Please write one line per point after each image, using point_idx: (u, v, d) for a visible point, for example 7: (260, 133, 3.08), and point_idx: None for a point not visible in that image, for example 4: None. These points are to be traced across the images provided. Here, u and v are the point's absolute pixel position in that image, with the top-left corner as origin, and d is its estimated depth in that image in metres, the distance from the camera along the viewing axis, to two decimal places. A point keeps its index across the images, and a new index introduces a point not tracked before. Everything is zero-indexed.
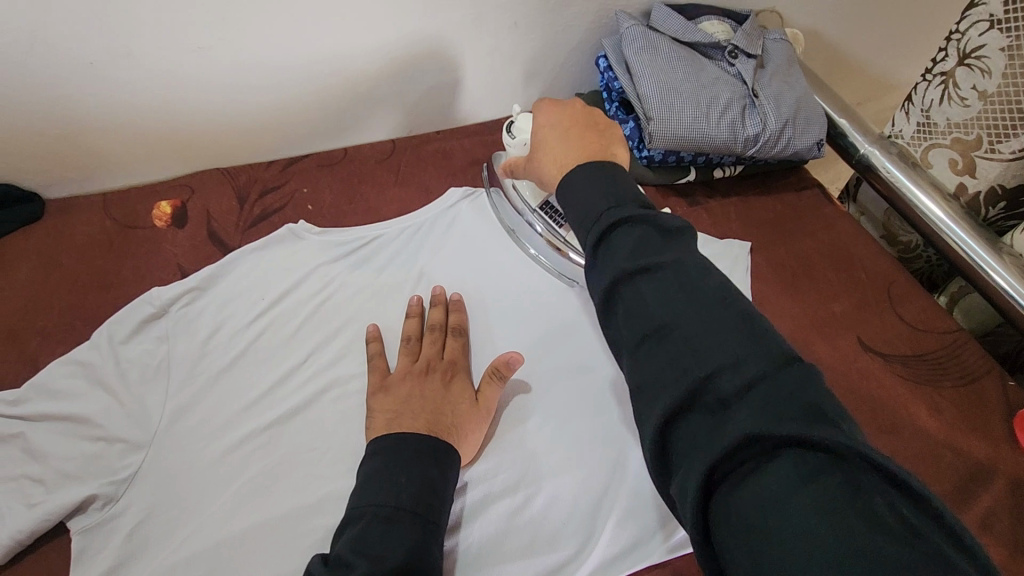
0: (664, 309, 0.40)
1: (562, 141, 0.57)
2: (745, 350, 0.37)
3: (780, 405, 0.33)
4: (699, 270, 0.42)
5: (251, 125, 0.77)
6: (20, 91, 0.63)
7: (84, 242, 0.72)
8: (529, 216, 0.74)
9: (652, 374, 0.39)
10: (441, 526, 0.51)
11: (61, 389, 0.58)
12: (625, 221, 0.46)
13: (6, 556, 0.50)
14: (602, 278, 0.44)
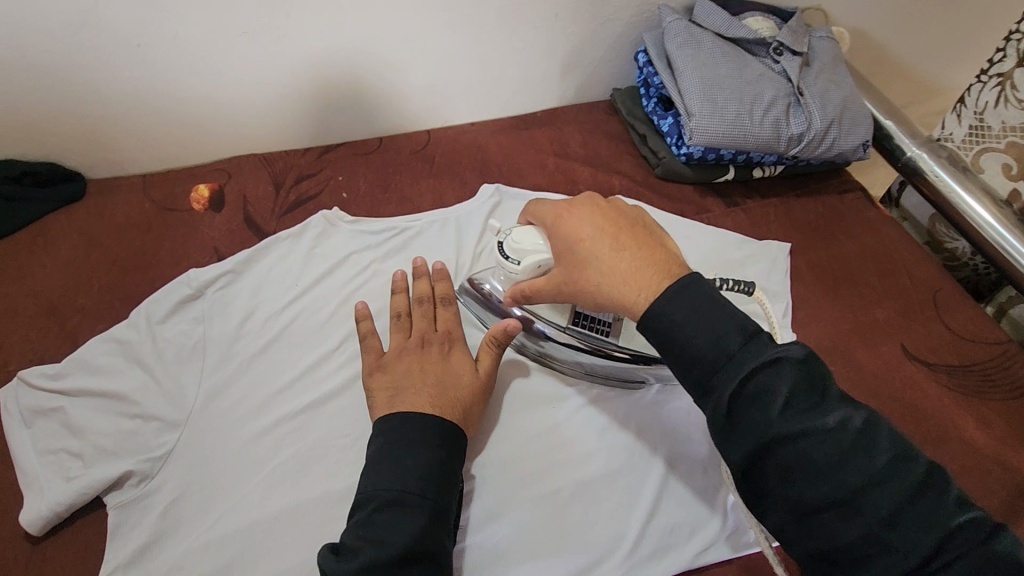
0: (846, 479, 0.38)
1: (613, 255, 0.50)
2: (932, 511, 0.38)
3: (987, 574, 0.36)
4: (861, 422, 0.40)
5: (290, 112, 0.78)
6: (72, 71, 0.65)
7: (124, 223, 0.72)
8: (562, 337, 0.62)
9: (838, 546, 0.38)
10: (450, 509, 0.50)
11: (101, 365, 0.59)
12: (768, 367, 0.41)
13: (43, 528, 0.50)
14: (748, 437, 0.40)
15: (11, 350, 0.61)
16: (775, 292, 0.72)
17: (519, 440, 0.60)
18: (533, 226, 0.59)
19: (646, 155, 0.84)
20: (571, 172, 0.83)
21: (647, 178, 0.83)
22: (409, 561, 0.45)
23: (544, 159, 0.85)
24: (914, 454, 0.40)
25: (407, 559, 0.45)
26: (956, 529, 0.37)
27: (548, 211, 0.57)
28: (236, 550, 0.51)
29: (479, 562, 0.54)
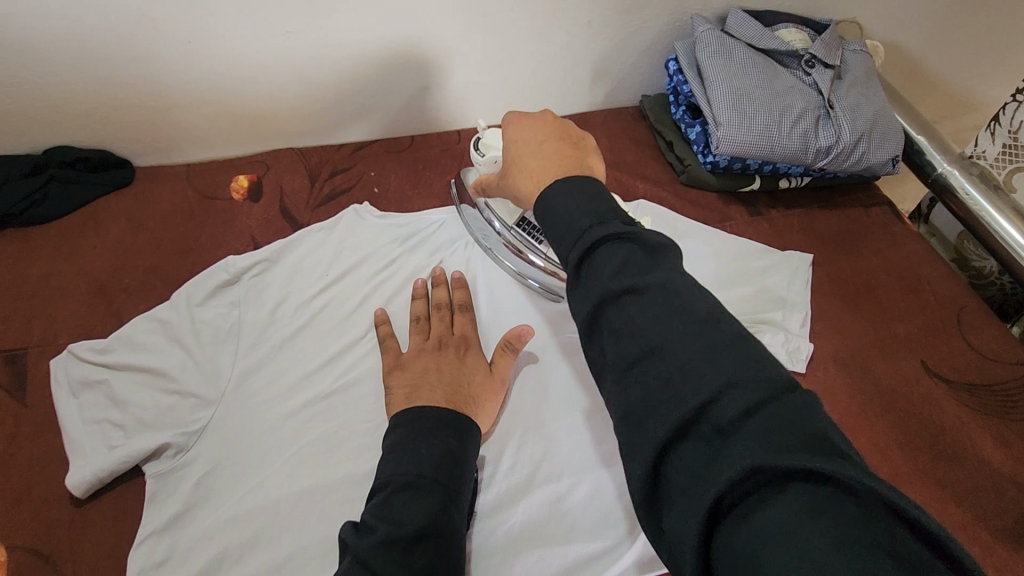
0: (658, 333, 0.37)
1: (533, 154, 0.53)
2: (730, 370, 0.35)
3: (782, 430, 0.32)
4: (683, 288, 0.39)
5: (327, 108, 0.81)
6: (126, 64, 0.69)
7: (168, 209, 0.76)
8: (505, 233, 0.71)
9: (642, 399, 0.36)
10: (461, 495, 0.51)
11: (143, 342, 0.62)
12: (611, 239, 0.41)
13: (87, 492, 0.53)
14: (588, 295, 0.40)
15: (61, 324, 0.65)
16: (795, 302, 0.72)
17: (533, 435, 0.62)
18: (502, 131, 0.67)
19: (672, 162, 0.85)
20: None
21: (671, 184, 0.84)
22: (421, 539, 0.46)
23: None
24: (728, 323, 0.38)
25: (420, 537, 0.46)
26: (760, 389, 0.34)
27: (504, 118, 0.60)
28: (262, 523, 0.54)
29: (490, 549, 0.55)
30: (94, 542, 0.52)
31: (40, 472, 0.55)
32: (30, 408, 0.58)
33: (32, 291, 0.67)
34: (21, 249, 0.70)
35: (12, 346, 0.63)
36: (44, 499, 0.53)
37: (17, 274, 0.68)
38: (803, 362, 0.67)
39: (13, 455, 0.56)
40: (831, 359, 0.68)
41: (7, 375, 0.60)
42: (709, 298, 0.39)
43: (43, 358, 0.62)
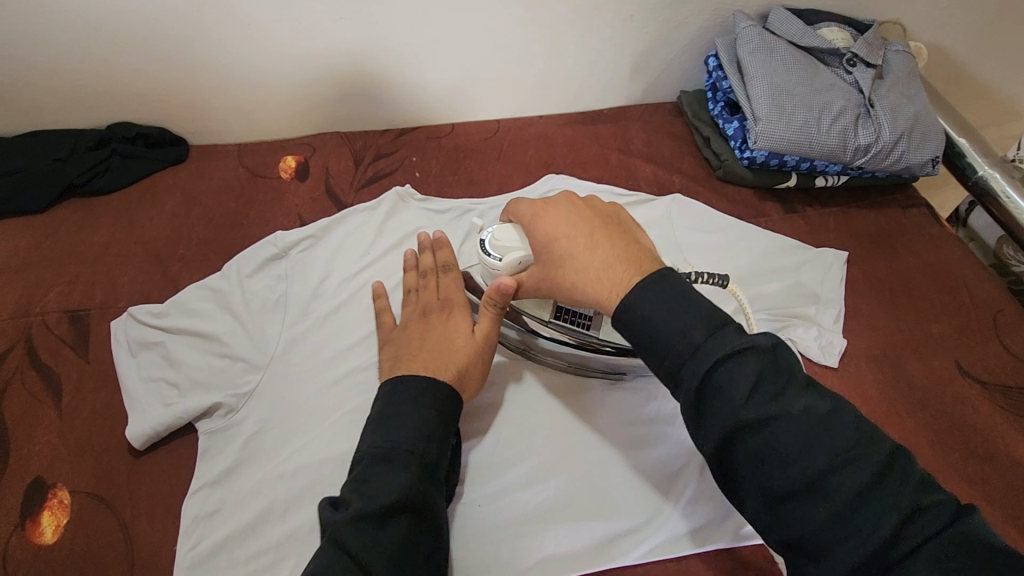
0: (812, 463, 0.40)
1: (587, 252, 0.53)
2: (902, 499, 0.39)
3: (958, 557, 0.37)
4: (824, 409, 0.42)
5: (372, 94, 0.83)
6: (187, 46, 0.73)
7: (221, 185, 0.80)
8: (545, 330, 0.64)
9: (808, 532, 0.40)
10: (439, 465, 0.52)
11: (196, 308, 0.66)
12: (733, 355, 0.43)
13: (146, 443, 0.57)
14: (719, 425, 0.42)
15: (120, 289, 0.69)
16: (828, 298, 0.72)
17: (565, 413, 0.64)
18: (517, 225, 0.61)
19: (708, 157, 0.86)
20: (633, 168, 0.86)
21: (707, 179, 0.85)
22: (399, 510, 0.47)
23: (607, 153, 0.88)
24: (876, 442, 0.41)
25: (399, 506, 0.47)
26: (932, 521, 0.38)
27: (527, 208, 0.60)
28: (305, 482, 0.56)
29: (522, 519, 0.57)
30: (150, 490, 0.55)
31: (101, 423, 0.58)
32: (92, 364, 0.62)
33: (94, 257, 0.71)
34: (84, 217, 0.74)
35: (76, 306, 0.66)
36: (105, 448, 0.57)
37: (81, 241, 0.72)
38: (836, 357, 0.68)
39: (76, 406, 0.59)
40: (863, 356, 0.69)
41: (71, 333, 0.64)
42: (848, 413, 0.43)
43: (104, 319, 0.66)
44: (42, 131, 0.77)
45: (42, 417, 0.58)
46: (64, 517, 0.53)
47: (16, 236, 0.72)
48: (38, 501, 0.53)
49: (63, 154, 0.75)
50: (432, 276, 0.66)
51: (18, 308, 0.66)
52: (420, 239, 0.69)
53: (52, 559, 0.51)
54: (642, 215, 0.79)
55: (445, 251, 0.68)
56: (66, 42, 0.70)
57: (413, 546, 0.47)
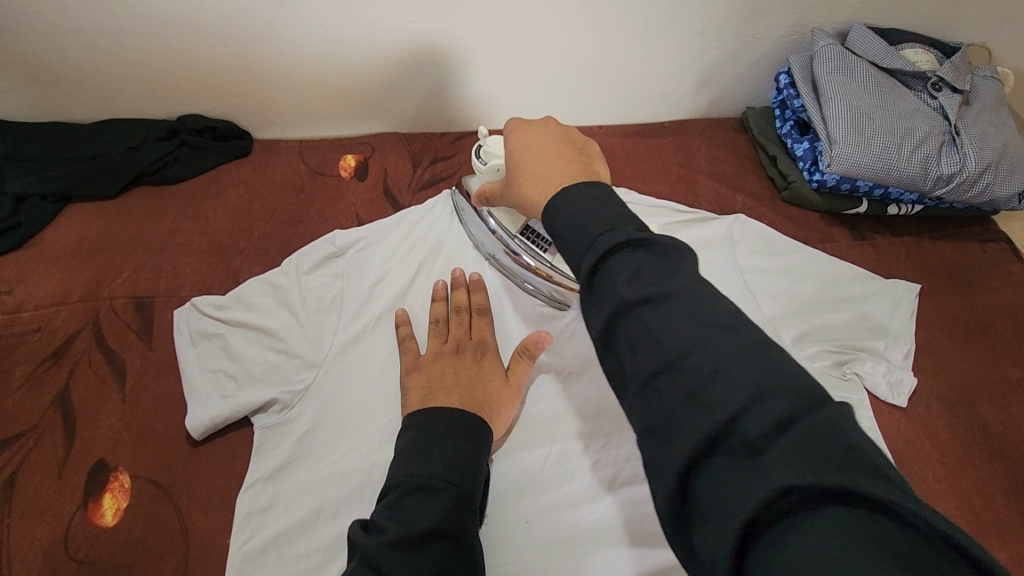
0: (678, 341, 0.36)
1: (540, 159, 0.54)
2: (759, 380, 0.33)
3: (812, 444, 0.30)
4: (703, 296, 0.38)
5: (435, 97, 0.84)
6: (262, 43, 0.74)
7: (282, 180, 0.81)
8: (509, 244, 0.69)
9: (666, 413, 0.35)
10: (475, 495, 0.51)
11: (256, 302, 0.67)
12: (622, 246, 0.40)
13: (204, 434, 0.58)
14: (601, 306, 0.39)
15: (183, 278, 0.70)
16: (898, 333, 0.69)
17: (615, 434, 0.62)
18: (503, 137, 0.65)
19: (773, 177, 0.84)
20: (694, 184, 0.84)
21: (772, 201, 0.82)
22: (436, 538, 0.46)
23: (668, 168, 0.86)
24: (750, 330, 0.36)
25: (436, 533, 0.46)
26: (789, 404, 0.32)
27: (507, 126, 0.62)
28: (357, 484, 0.56)
29: (573, 538, 0.56)
30: (206, 481, 0.56)
31: (161, 411, 0.60)
32: (155, 352, 0.64)
33: (160, 245, 0.73)
34: (152, 205, 0.76)
35: (141, 293, 0.68)
36: (164, 436, 0.58)
37: (148, 228, 0.74)
38: (905, 397, 0.65)
39: (139, 391, 0.61)
40: (935, 397, 0.66)
41: (136, 319, 0.66)
42: (730, 306, 0.38)
43: (167, 307, 0.67)
44: (117, 120, 0.80)
45: (107, 400, 0.60)
46: (124, 501, 0.54)
47: (89, 220, 0.74)
48: (100, 483, 0.55)
49: (136, 143, 0.77)
50: (465, 314, 0.66)
51: (87, 292, 0.68)
52: (454, 273, 0.68)
53: (112, 542, 0.52)
54: (704, 233, 0.77)
55: (478, 291, 0.68)
56: (146, 34, 0.72)
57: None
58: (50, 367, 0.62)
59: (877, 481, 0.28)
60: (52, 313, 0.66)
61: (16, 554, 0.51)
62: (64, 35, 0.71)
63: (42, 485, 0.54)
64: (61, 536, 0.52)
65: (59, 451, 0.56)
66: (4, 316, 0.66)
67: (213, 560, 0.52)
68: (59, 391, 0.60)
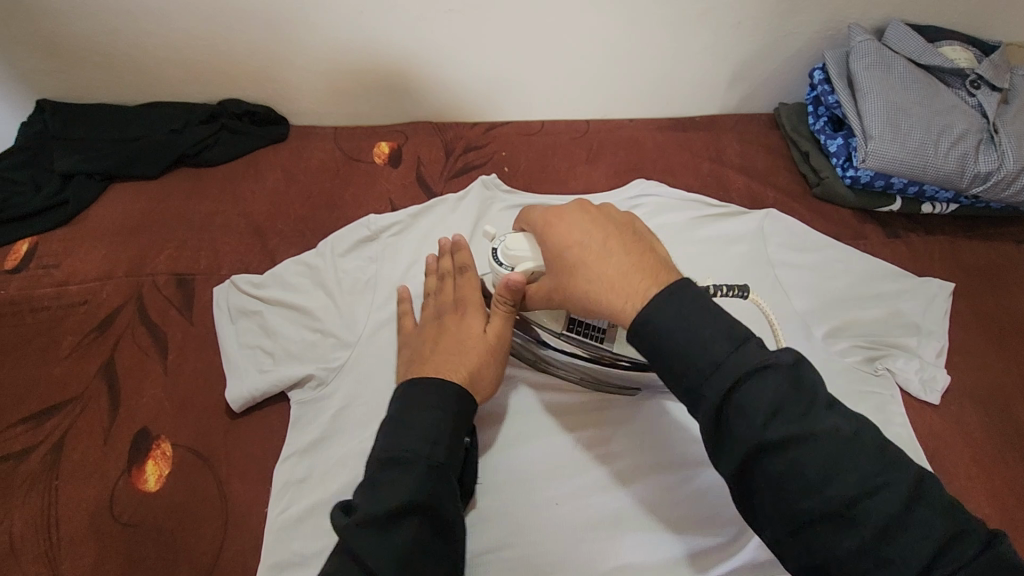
0: (840, 488, 0.38)
1: (602, 262, 0.48)
2: (929, 522, 0.37)
3: None
4: (848, 430, 0.39)
5: (468, 86, 0.85)
6: (303, 29, 0.75)
7: (317, 165, 0.82)
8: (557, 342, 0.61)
9: (834, 559, 0.38)
10: (450, 467, 0.50)
11: (293, 282, 0.68)
12: (753, 374, 0.40)
13: (242, 406, 0.59)
14: (743, 448, 0.39)
15: (222, 257, 0.72)
16: (931, 330, 0.68)
17: (644, 422, 0.62)
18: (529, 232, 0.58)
19: (805, 173, 0.83)
20: (724, 179, 0.84)
21: (803, 196, 0.82)
22: (406, 518, 0.45)
23: (698, 161, 0.86)
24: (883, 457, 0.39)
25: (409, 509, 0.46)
26: (956, 542, 0.37)
27: (539, 218, 0.55)
28: None
29: (602, 521, 0.56)
30: (244, 452, 0.57)
31: (201, 383, 0.61)
32: (196, 326, 0.65)
33: (201, 225, 0.75)
34: (192, 186, 0.78)
35: (182, 270, 0.70)
36: (204, 408, 0.60)
37: (189, 208, 0.76)
38: (937, 393, 0.64)
39: (180, 364, 0.63)
40: (967, 396, 0.65)
41: (177, 295, 0.68)
42: (871, 434, 0.40)
43: (207, 285, 0.69)
44: (160, 102, 0.82)
45: (150, 371, 0.62)
46: (166, 468, 0.56)
47: (132, 199, 0.77)
48: (144, 451, 0.56)
49: (178, 126, 0.79)
50: (448, 278, 0.62)
51: (131, 267, 0.70)
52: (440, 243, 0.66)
53: (155, 506, 0.53)
54: (734, 226, 0.77)
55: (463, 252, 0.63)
56: (192, 19, 0.73)
57: (426, 551, 0.45)
58: (95, 339, 0.64)
59: None
60: (98, 287, 0.68)
61: (64, 514, 0.53)
62: (114, 18, 0.73)
63: (88, 450, 0.56)
64: (106, 499, 0.54)
65: (105, 418, 0.58)
66: (52, 288, 0.68)
67: (252, 527, 0.53)
68: (104, 361, 0.62)
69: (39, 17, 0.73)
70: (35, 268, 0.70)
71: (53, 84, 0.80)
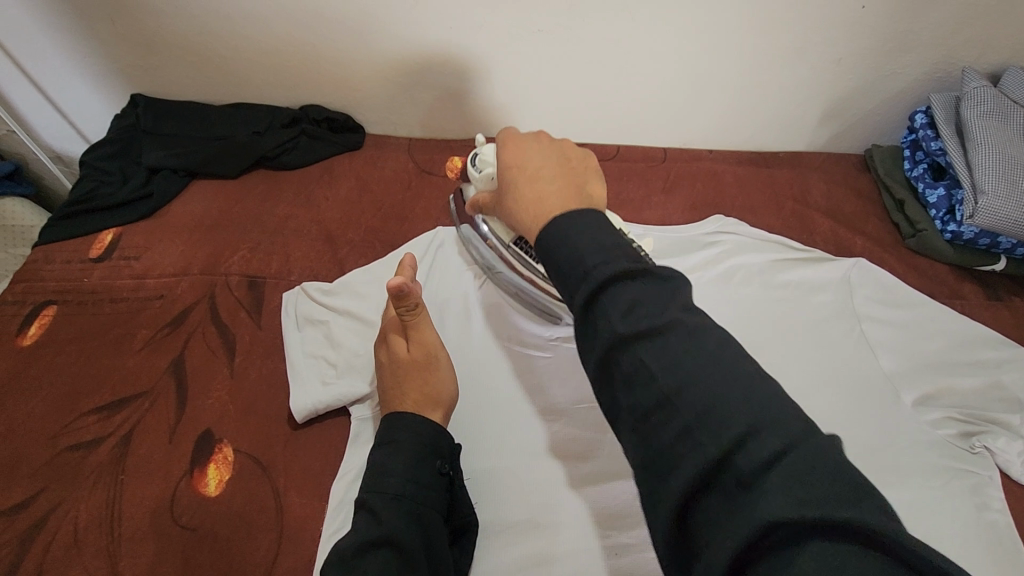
0: (671, 377, 0.33)
1: (531, 178, 0.47)
2: (752, 414, 0.31)
3: (809, 482, 0.27)
4: (694, 327, 0.34)
5: (547, 106, 0.83)
6: (392, 41, 0.75)
7: (391, 176, 0.82)
8: (504, 252, 0.65)
9: (658, 452, 0.32)
10: (430, 504, 0.49)
11: (360, 293, 0.68)
12: (615, 278, 0.35)
13: (305, 418, 0.59)
14: (591, 343, 0.36)
15: (293, 262, 0.72)
16: None
17: None
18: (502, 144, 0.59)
19: (898, 223, 0.79)
20: (809, 221, 0.80)
21: (895, 247, 0.77)
22: (381, 551, 0.45)
23: (781, 201, 0.82)
24: (740, 361, 0.33)
25: (370, 546, 0.45)
26: (783, 438, 0.29)
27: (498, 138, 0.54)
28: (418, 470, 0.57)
29: None
30: (303, 465, 0.57)
31: (266, 389, 0.61)
32: (263, 330, 0.66)
33: (274, 228, 0.75)
34: (269, 189, 0.80)
35: (254, 272, 0.71)
36: (268, 415, 0.60)
37: (265, 210, 0.77)
38: None
39: (246, 368, 0.63)
40: None
41: (248, 297, 0.68)
42: (723, 338, 0.34)
43: (276, 289, 0.70)
44: (246, 104, 0.84)
45: (217, 373, 0.62)
46: (226, 473, 0.56)
47: (213, 197, 0.78)
48: (207, 453, 0.57)
49: (261, 128, 0.81)
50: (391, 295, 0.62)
51: (206, 266, 0.71)
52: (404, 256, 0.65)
53: (213, 512, 0.53)
54: (818, 273, 0.72)
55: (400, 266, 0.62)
56: (285, 24, 0.75)
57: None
58: (167, 334, 0.65)
59: (863, 507, 0.27)
60: (173, 282, 0.69)
61: (126, 511, 0.53)
62: (212, 20, 0.75)
63: (154, 447, 0.57)
64: (167, 499, 0.54)
65: (171, 416, 0.59)
66: (132, 280, 0.70)
67: (304, 546, 0.52)
68: (175, 357, 0.63)
69: (144, 16, 0.75)
70: (118, 258, 0.72)
71: (148, 79, 0.83)
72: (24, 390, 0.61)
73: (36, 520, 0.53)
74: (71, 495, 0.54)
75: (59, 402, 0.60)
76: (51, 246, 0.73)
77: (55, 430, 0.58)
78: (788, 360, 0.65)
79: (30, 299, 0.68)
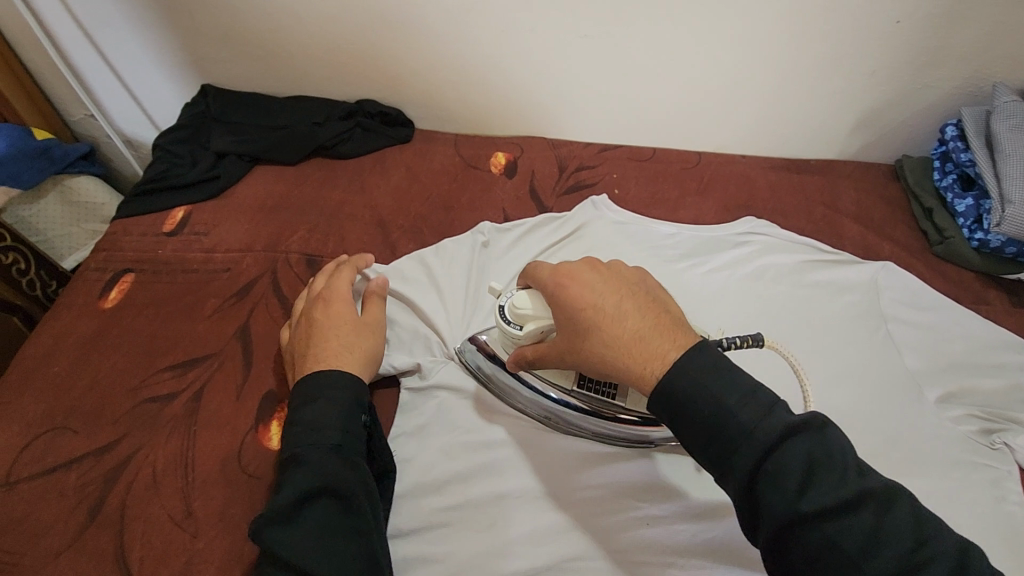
0: (874, 559, 0.37)
1: (616, 322, 0.48)
2: None
3: None
4: (882, 498, 0.39)
5: (588, 107, 0.88)
6: (447, 43, 0.81)
7: (439, 168, 0.87)
8: (568, 399, 0.61)
9: None
10: (357, 454, 0.54)
11: (409, 274, 0.74)
12: (781, 439, 0.40)
13: None
14: (771, 517, 0.39)
15: (347, 244, 0.77)
16: None
17: None
18: (533, 289, 0.57)
19: (926, 230, 0.81)
20: (839, 226, 0.83)
21: (922, 253, 0.80)
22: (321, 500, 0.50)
23: (812, 206, 0.85)
24: (923, 530, 0.38)
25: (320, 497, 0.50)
26: None
27: (547, 275, 0.55)
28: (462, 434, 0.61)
29: (693, 549, 0.53)
30: None
31: None
32: None
33: (330, 212, 0.81)
34: (325, 175, 0.85)
35: (312, 252, 0.76)
36: None
37: (321, 195, 0.82)
38: None
39: None
40: None
41: (306, 274, 0.74)
42: (901, 500, 0.39)
43: None
44: (306, 97, 0.90)
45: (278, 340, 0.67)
46: None
47: (273, 181, 0.84)
48: (269, 411, 0.61)
49: (320, 120, 0.86)
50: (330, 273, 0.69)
51: (268, 244, 0.77)
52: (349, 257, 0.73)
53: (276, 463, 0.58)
54: (846, 275, 0.75)
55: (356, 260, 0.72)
56: (348, 22, 0.80)
57: (333, 529, 0.49)
58: (234, 303, 0.70)
59: None
60: (239, 257, 0.75)
61: (198, 457, 0.58)
62: (282, 15, 0.81)
63: (223, 402, 0.62)
64: (234, 450, 0.59)
65: (238, 376, 0.64)
66: (201, 254, 0.75)
67: None
68: (240, 325, 0.68)
69: (220, 11, 0.81)
70: (188, 233, 0.78)
71: (217, 71, 0.89)
72: (106, 347, 0.66)
73: (120, 461, 0.58)
74: (149, 441, 0.59)
75: (137, 359, 0.65)
76: (127, 220, 0.79)
77: (135, 383, 0.63)
78: (813, 352, 0.69)
79: (110, 267, 0.74)
